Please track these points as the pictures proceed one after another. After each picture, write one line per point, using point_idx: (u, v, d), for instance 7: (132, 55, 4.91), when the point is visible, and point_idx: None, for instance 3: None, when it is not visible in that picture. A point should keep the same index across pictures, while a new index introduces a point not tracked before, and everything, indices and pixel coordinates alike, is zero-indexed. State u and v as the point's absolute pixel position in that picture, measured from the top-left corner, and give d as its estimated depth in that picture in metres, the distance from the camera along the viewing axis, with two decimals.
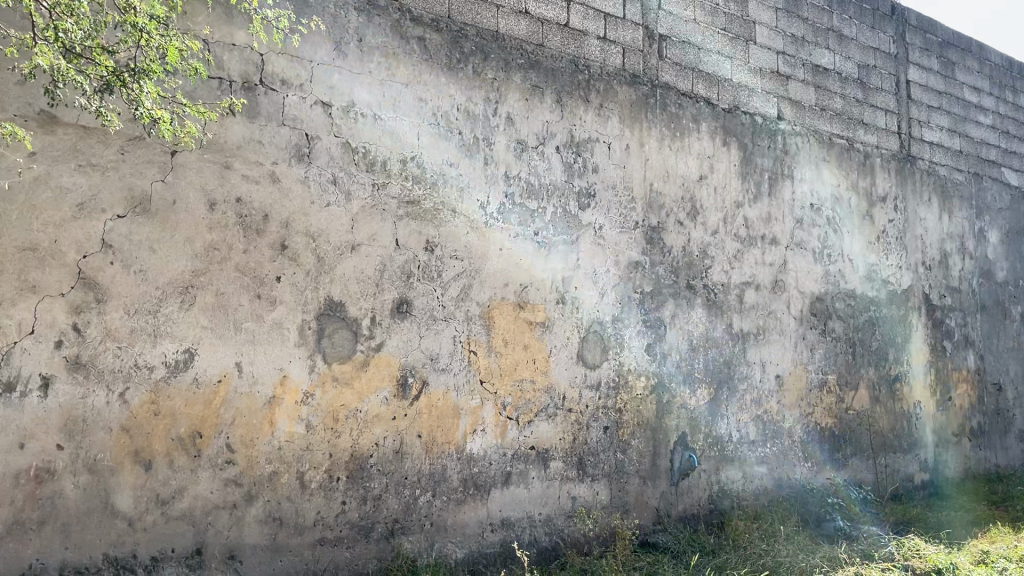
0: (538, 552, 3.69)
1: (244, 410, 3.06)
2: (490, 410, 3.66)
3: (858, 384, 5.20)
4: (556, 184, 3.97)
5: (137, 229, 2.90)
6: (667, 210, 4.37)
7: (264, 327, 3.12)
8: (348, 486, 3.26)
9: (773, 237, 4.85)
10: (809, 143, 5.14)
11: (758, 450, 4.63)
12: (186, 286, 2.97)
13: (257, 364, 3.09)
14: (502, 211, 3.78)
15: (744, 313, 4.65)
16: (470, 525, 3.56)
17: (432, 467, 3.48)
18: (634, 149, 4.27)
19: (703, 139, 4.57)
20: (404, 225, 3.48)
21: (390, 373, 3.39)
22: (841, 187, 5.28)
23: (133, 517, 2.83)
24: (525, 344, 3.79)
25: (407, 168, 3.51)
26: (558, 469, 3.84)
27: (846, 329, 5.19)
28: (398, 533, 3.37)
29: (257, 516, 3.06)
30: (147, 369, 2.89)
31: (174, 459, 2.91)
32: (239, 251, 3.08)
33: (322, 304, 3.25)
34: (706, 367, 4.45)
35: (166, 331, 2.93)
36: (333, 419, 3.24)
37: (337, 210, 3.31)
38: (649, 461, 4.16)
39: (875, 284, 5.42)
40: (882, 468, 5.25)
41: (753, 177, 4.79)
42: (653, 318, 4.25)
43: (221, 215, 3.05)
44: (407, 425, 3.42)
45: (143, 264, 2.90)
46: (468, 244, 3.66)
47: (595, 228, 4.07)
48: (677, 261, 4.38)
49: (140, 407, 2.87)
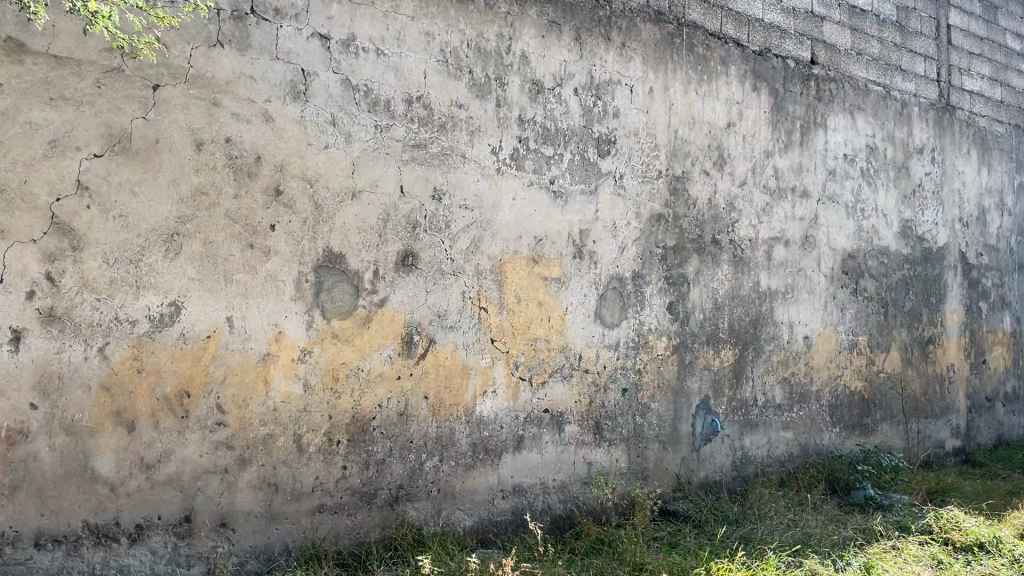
0: (551, 521, 3.49)
1: (236, 368, 2.83)
2: (501, 370, 3.42)
3: (889, 346, 4.94)
4: (574, 129, 3.68)
5: (116, 170, 2.66)
6: (692, 159, 4.09)
7: (258, 279, 2.88)
8: (350, 450, 3.05)
9: (804, 190, 4.56)
10: (844, 90, 4.81)
11: (784, 414, 4.39)
12: (172, 234, 2.74)
13: (249, 319, 2.86)
14: (516, 157, 3.51)
15: (773, 271, 4.38)
16: (480, 492, 3.35)
17: (440, 431, 3.26)
18: (658, 93, 3.97)
19: (732, 84, 4.26)
20: (409, 170, 3.22)
21: (395, 330, 3.16)
22: (876, 137, 4.97)
23: (116, 483, 2.65)
24: (539, 300, 3.54)
25: (413, 109, 3.24)
26: (574, 434, 3.61)
27: (879, 288, 4.91)
28: (403, 500, 3.16)
29: (250, 481, 2.86)
30: (129, 323, 2.67)
31: (160, 420, 2.71)
32: (229, 196, 2.84)
33: (321, 255, 3.00)
34: (731, 327, 4.19)
35: (149, 282, 2.70)
36: (332, 377, 3.02)
37: (336, 153, 3.06)
38: (670, 425, 3.92)
39: (910, 241, 5.12)
40: (913, 434, 5.01)
41: (784, 125, 4.49)
42: (675, 275, 3.99)
43: (209, 156, 2.80)
44: (413, 385, 3.19)
45: (124, 209, 2.67)
46: (478, 193, 3.40)
47: (615, 177, 3.80)
48: (702, 214, 4.11)
49: (122, 363, 2.65)
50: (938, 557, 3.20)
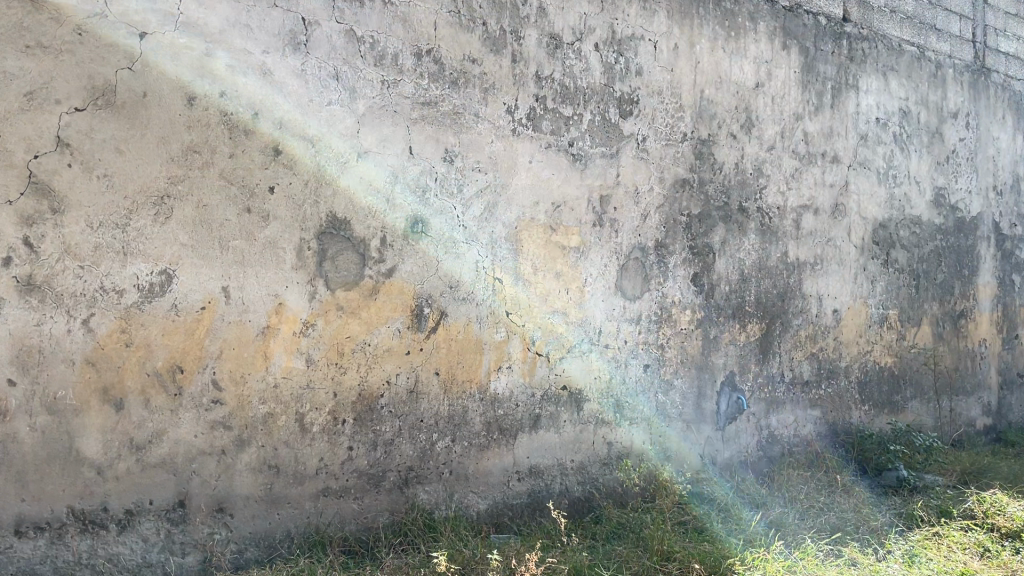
0: (569, 504, 3.30)
1: (232, 342, 2.63)
2: (517, 345, 3.21)
3: (920, 320, 4.71)
4: (595, 87, 3.44)
5: (100, 126, 2.44)
6: (719, 121, 3.85)
7: (256, 246, 2.67)
8: (356, 430, 2.85)
9: (834, 155, 4.32)
10: (877, 49, 4.55)
11: (812, 391, 4.18)
12: (162, 196, 2.52)
13: (247, 289, 2.65)
14: (532, 116, 3.27)
15: (801, 241, 4.15)
16: (494, 474, 3.15)
17: (453, 409, 3.05)
18: (683, 50, 3.71)
19: (761, 41, 4.01)
20: (418, 130, 2.99)
21: (404, 302, 2.94)
22: (910, 100, 4.71)
23: (103, 466, 2.46)
24: (557, 271, 3.32)
25: (422, 64, 3.00)
26: (593, 412, 3.40)
27: (910, 260, 4.67)
28: (413, 483, 2.97)
29: (250, 463, 2.67)
30: (116, 293, 2.46)
31: (151, 398, 2.51)
32: (224, 155, 2.61)
33: (324, 220, 2.78)
34: (758, 300, 3.97)
35: (137, 249, 2.49)
36: (337, 353, 2.81)
37: (339, 110, 2.83)
38: (694, 404, 3.71)
39: (943, 211, 4.88)
40: (944, 413, 4.79)
41: (814, 86, 4.24)
42: (700, 244, 3.76)
43: (201, 112, 2.58)
44: (423, 361, 2.98)
45: (109, 168, 2.45)
46: (492, 155, 3.17)
47: (638, 140, 3.56)
48: (728, 180, 3.88)
49: (109, 336, 2.45)
50: (984, 545, 2.98)
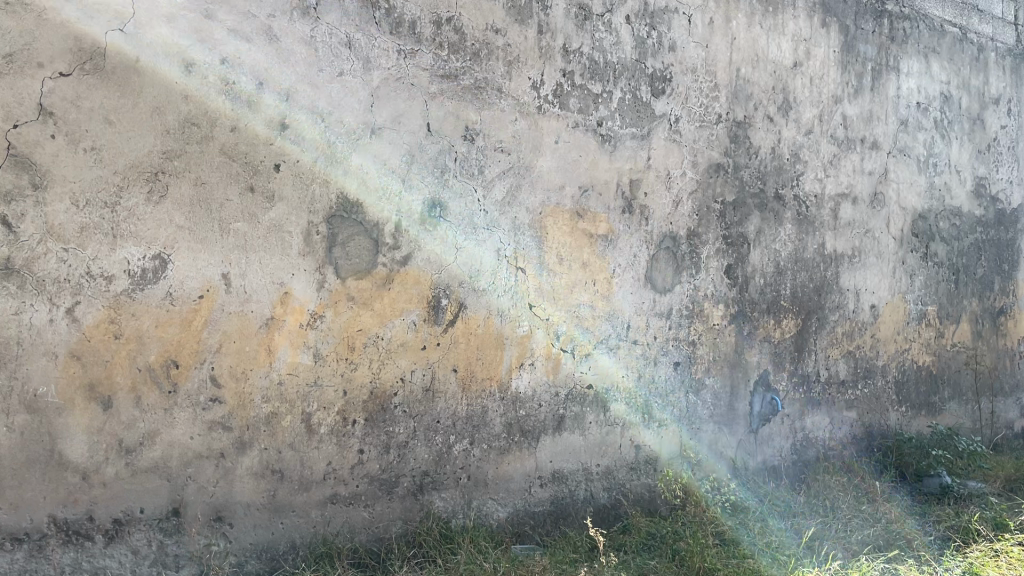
0: (595, 511, 3.07)
1: (233, 334, 2.39)
2: (541, 340, 2.97)
3: (959, 316, 4.46)
4: (625, 63, 3.19)
5: (87, 93, 2.20)
6: (755, 102, 3.60)
7: (260, 230, 2.43)
8: (367, 431, 2.61)
9: (874, 141, 4.07)
10: (918, 29, 4.28)
11: (848, 392, 3.94)
12: (156, 172, 2.28)
13: (249, 276, 2.41)
14: (559, 93, 3.02)
15: (839, 231, 3.91)
16: (515, 480, 2.91)
17: (471, 409, 2.82)
18: (719, 25, 3.46)
19: (799, 18, 3.75)
20: (437, 105, 2.74)
21: (420, 293, 2.69)
22: (951, 84, 4.44)
23: (89, 471, 2.23)
24: (584, 261, 3.07)
25: (442, 34, 2.74)
26: (620, 413, 3.16)
27: (950, 253, 4.41)
28: (428, 489, 2.74)
29: (251, 468, 2.44)
30: (104, 279, 2.23)
31: (142, 395, 2.28)
32: (225, 129, 2.37)
33: (334, 203, 2.54)
34: (794, 294, 3.72)
35: (128, 230, 2.26)
36: (347, 347, 2.57)
37: (351, 81, 2.58)
38: (726, 405, 3.47)
39: (983, 201, 4.61)
40: (981, 414, 4.55)
41: (854, 67, 3.98)
42: (734, 234, 3.51)
43: (201, 81, 2.33)
44: (440, 357, 2.74)
45: (97, 140, 2.21)
46: (516, 134, 2.92)
47: (670, 120, 3.31)
48: (764, 165, 3.63)
49: (96, 327, 2.22)
50: None
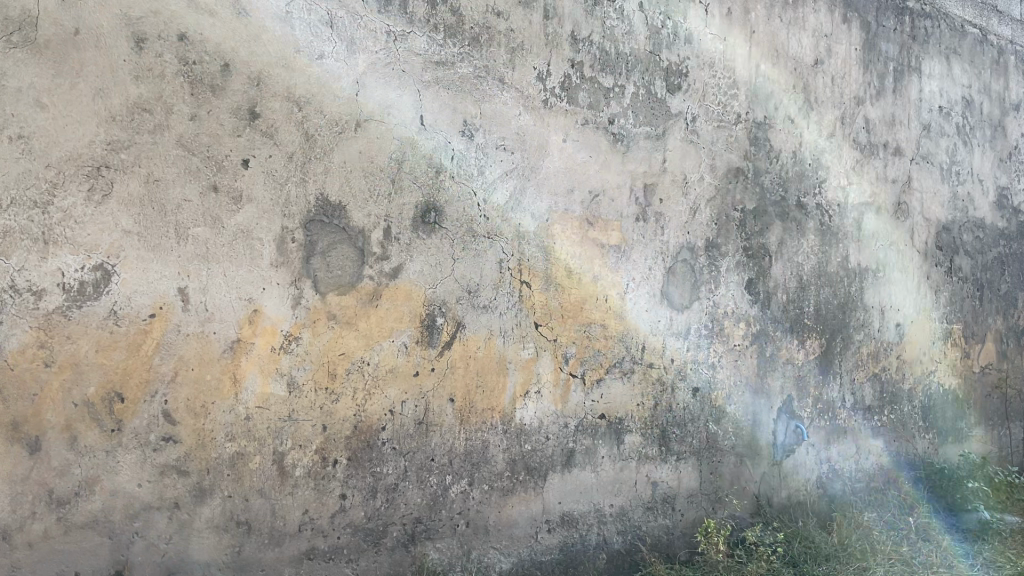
0: (608, 559, 2.71)
1: (191, 361, 2.03)
2: (548, 365, 2.60)
3: (985, 336, 4.14)
4: (639, 54, 2.85)
5: (14, 71, 1.85)
6: (775, 102, 3.28)
7: (226, 237, 2.07)
8: (351, 473, 2.24)
9: (896, 146, 3.77)
10: (939, 29, 4.00)
11: (874, 419, 3.61)
12: (98, 165, 1.93)
13: (211, 292, 2.05)
14: (567, 86, 2.67)
15: (863, 243, 3.59)
16: (520, 525, 2.55)
17: (470, 445, 2.45)
18: (737, 17, 3.15)
19: (820, 12, 3.46)
20: (432, 95, 2.39)
21: (411, 311, 2.33)
22: (973, 87, 4.14)
23: (11, 528, 1.90)
24: (596, 275, 2.72)
25: (436, 14, 2.39)
26: (635, 445, 2.81)
27: (975, 268, 4.10)
28: (421, 538, 2.37)
29: (211, 519, 2.08)
30: (32, 295, 1.88)
31: (78, 434, 1.93)
32: (183, 116, 2.02)
33: (313, 205, 2.17)
34: (818, 311, 3.40)
35: (63, 236, 1.90)
36: (327, 373, 2.20)
37: (334, 64, 2.22)
38: (749, 435, 3.12)
39: (1006, 213, 4.30)
40: (1007, 440, 4.24)
41: (876, 67, 3.69)
42: (755, 245, 3.18)
43: (154, 60, 1.98)
44: (435, 385, 2.37)
45: (26, 128, 1.87)
46: (520, 131, 2.57)
47: (687, 119, 2.98)
48: (785, 170, 3.31)
49: (22, 352, 1.87)
50: None
